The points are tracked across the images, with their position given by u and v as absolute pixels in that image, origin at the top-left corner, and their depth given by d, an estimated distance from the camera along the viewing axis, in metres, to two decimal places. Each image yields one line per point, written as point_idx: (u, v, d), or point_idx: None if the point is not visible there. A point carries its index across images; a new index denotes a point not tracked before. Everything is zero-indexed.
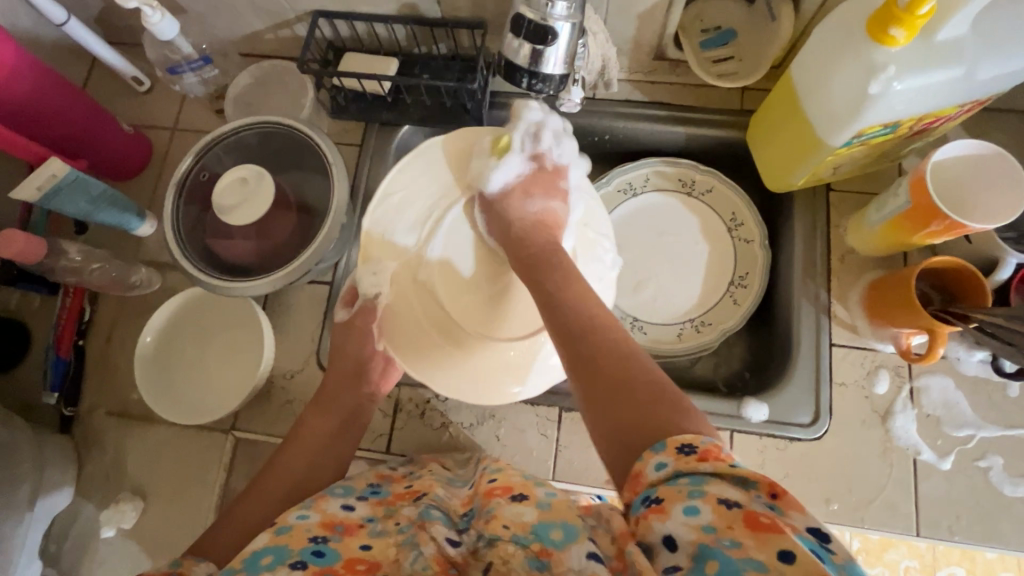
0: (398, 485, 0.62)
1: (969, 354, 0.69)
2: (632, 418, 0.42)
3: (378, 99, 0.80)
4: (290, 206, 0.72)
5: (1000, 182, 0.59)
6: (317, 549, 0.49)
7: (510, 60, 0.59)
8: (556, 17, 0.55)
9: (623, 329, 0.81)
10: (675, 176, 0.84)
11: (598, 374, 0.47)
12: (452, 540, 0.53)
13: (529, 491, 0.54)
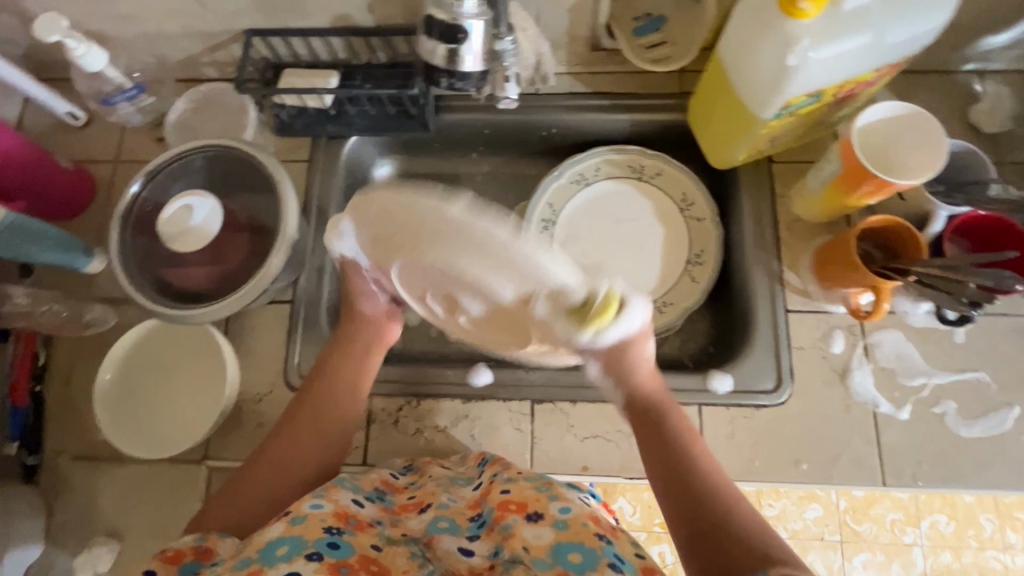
0: (401, 496, 0.65)
1: (915, 306, 0.72)
2: (712, 527, 0.52)
3: (322, 113, 0.81)
4: (242, 227, 0.72)
5: (923, 140, 0.61)
6: (331, 541, 0.53)
7: (428, 61, 0.59)
8: (466, 16, 0.55)
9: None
10: (624, 163, 0.86)
11: (701, 500, 0.55)
12: (465, 550, 0.57)
13: (543, 508, 0.57)
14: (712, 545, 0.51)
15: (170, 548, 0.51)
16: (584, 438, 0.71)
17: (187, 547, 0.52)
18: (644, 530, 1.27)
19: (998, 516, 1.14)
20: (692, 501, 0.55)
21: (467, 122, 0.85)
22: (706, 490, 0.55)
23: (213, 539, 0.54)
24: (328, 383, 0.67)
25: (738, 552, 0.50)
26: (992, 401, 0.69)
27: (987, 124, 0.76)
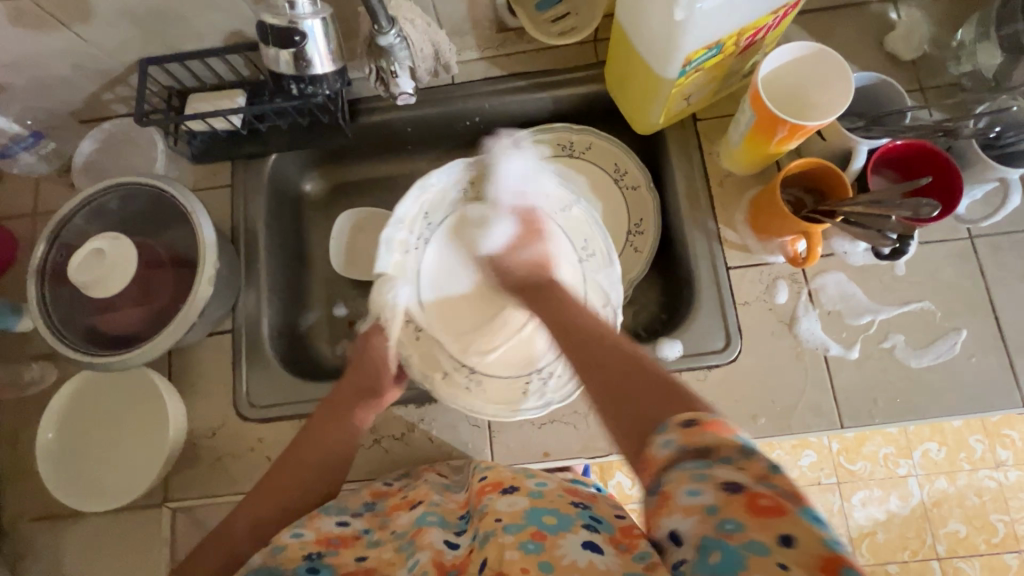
0: (395, 497, 0.64)
1: (854, 245, 0.71)
2: (626, 390, 0.48)
3: (234, 134, 0.79)
4: (164, 262, 0.70)
5: (831, 79, 0.60)
6: (311, 566, 0.55)
7: (275, 68, 0.60)
8: (301, 17, 0.55)
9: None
10: (553, 142, 0.84)
11: (616, 377, 0.50)
12: (450, 542, 0.55)
13: (520, 483, 0.57)
14: (629, 402, 0.46)
15: None
16: (542, 425, 0.71)
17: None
18: None
19: (987, 436, 1.13)
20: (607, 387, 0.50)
21: (388, 123, 0.83)
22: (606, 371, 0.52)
23: None
24: (306, 451, 0.65)
25: (655, 398, 0.45)
26: (938, 329, 0.69)
27: (905, 51, 0.75)
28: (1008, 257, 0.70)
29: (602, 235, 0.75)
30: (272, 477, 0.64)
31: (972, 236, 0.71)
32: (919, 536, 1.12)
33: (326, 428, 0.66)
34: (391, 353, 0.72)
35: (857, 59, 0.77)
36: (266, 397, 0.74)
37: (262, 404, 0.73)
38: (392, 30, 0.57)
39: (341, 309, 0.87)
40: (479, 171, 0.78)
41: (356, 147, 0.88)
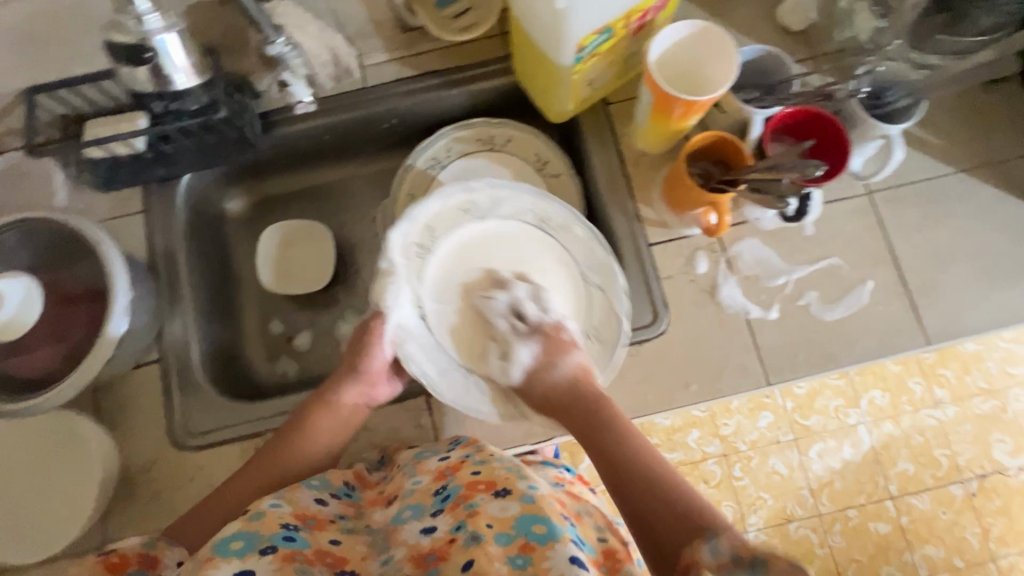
0: (372, 491, 0.66)
1: (764, 212, 0.74)
2: (654, 501, 0.56)
3: (139, 158, 0.74)
4: (76, 296, 0.68)
5: (719, 54, 0.63)
6: (287, 535, 0.53)
7: (133, 83, 0.65)
8: (153, 32, 0.60)
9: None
10: (473, 138, 0.84)
11: (621, 463, 0.60)
12: (427, 529, 0.55)
13: (511, 484, 0.56)
14: (630, 488, 0.58)
15: (111, 554, 0.53)
16: (485, 417, 0.72)
17: (134, 554, 0.54)
18: None
19: None
20: (609, 466, 0.61)
21: (304, 132, 0.82)
22: (622, 453, 0.61)
23: (160, 547, 0.56)
24: (292, 444, 0.66)
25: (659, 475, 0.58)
26: (847, 281, 0.73)
27: (794, 23, 0.79)
28: (904, 207, 0.75)
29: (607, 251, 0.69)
30: (264, 461, 0.65)
31: (870, 191, 0.75)
32: None
33: (315, 428, 0.67)
34: (384, 347, 0.67)
35: (751, 33, 0.80)
36: (203, 424, 0.72)
37: (198, 432, 0.72)
38: None
39: (277, 325, 0.86)
40: (499, 191, 0.71)
41: (274, 160, 0.86)
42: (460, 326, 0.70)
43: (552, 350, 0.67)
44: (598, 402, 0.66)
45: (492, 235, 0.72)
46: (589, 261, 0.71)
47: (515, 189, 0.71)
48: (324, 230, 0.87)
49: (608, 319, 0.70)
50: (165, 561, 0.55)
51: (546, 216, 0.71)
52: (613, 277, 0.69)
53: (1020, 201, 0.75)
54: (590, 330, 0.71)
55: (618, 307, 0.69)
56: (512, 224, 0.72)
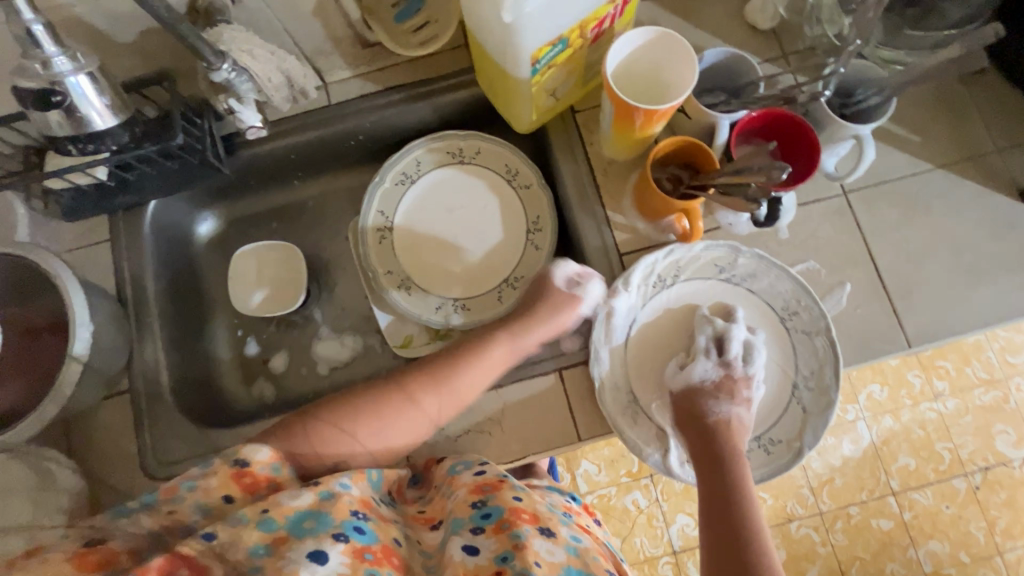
0: (411, 508, 0.64)
1: (737, 216, 0.72)
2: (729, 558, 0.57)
3: (103, 187, 0.74)
4: (38, 330, 0.67)
5: (680, 59, 0.61)
6: (358, 526, 0.49)
7: (47, 130, 0.60)
8: (64, 75, 0.56)
9: (446, 314, 0.80)
10: (441, 151, 0.83)
11: (734, 513, 0.61)
12: (469, 547, 0.52)
13: (555, 530, 0.55)
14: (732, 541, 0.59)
15: (245, 475, 0.54)
16: (458, 436, 0.71)
17: (264, 476, 0.55)
18: (613, 484, 1.24)
19: (925, 370, 1.19)
20: (713, 508, 0.62)
21: (271, 152, 0.81)
22: (734, 504, 0.61)
23: (285, 475, 0.56)
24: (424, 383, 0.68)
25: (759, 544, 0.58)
26: (824, 284, 0.71)
27: (762, 21, 0.77)
28: (880, 207, 0.73)
29: (810, 367, 0.68)
30: (405, 408, 0.66)
31: (845, 192, 0.73)
32: (873, 475, 1.16)
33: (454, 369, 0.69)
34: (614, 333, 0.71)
35: (718, 32, 0.78)
36: (173, 453, 0.71)
37: (168, 461, 0.71)
38: (224, 65, 0.59)
39: (253, 347, 0.86)
40: (761, 265, 0.70)
41: (244, 180, 0.85)
42: (655, 348, 0.72)
43: (722, 390, 0.68)
44: (735, 449, 0.65)
45: (734, 292, 0.72)
46: (779, 345, 0.70)
47: (780, 271, 0.70)
48: (295, 248, 0.86)
49: (791, 438, 0.67)
50: (289, 482, 0.56)
51: (792, 309, 0.70)
52: (828, 412, 0.66)
53: (1000, 196, 0.73)
54: (765, 436, 0.68)
55: (806, 440, 0.66)
56: (731, 288, 0.71)
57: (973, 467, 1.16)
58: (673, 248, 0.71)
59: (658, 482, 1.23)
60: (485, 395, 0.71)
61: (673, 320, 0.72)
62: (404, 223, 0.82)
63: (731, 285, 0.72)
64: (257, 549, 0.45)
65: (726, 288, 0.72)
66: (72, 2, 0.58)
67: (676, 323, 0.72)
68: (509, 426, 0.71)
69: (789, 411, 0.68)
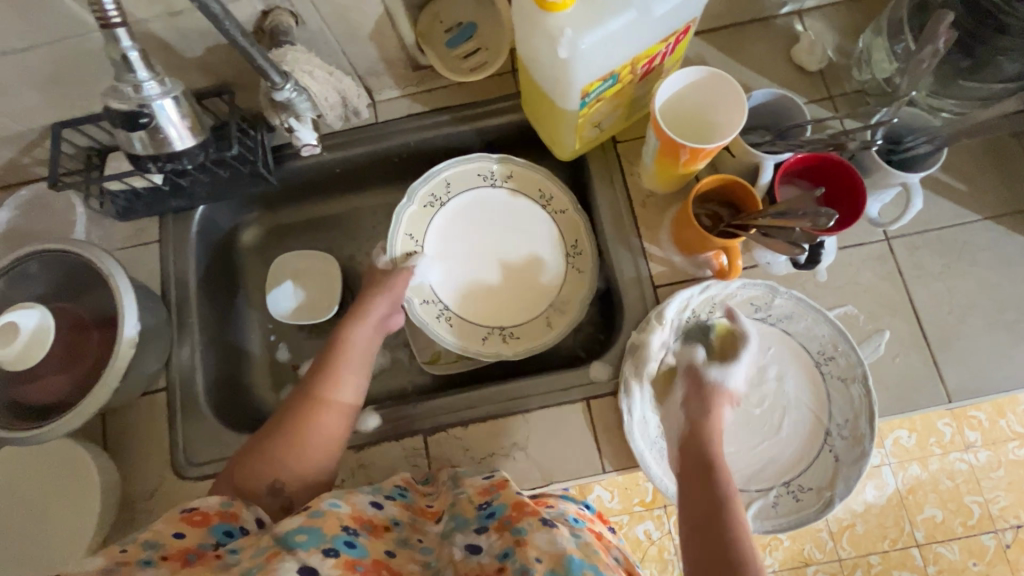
0: (421, 499, 0.64)
1: (776, 257, 0.71)
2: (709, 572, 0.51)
3: (156, 190, 0.77)
4: (87, 324, 0.70)
5: (729, 99, 0.62)
6: (348, 540, 0.51)
7: (130, 150, 0.58)
8: (150, 98, 0.53)
9: (495, 346, 0.78)
10: (472, 173, 0.82)
11: (720, 510, 0.56)
12: (472, 546, 0.54)
13: (557, 521, 0.54)
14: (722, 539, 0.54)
15: (195, 512, 0.53)
16: (481, 459, 0.71)
17: (214, 511, 0.54)
18: (626, 512, 1.22)
19: (955, 419, 1.12)
20: (697, 512, 0.57)
21: (317, 166, 0.83)
22: (719, 504, 0.57)
23: (238, 504, 0.56)
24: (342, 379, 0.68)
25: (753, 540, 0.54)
26: (862, 331, 0.70)
27: (810, 62, 0.77)
28: (924, 255, 0.72)
29: (843, 416, 0.67)
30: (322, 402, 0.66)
31: (888, 237, 0.72)
32: (897, 525, 1.11)
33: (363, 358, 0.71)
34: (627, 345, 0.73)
35: (765, 71, 0.78)
36: (203, 454, 0.72)
37: (197, 460, 0.72)
38: (287, 85, 0.61)
39: (285, 353, 0.87)
40: (798, 306, 0.70)
41: (287, 190, 0.88)
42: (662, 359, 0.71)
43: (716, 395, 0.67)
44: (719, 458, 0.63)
45: (768, 333, 0.71)
46: (815, 391, 0.68)
47: (817, 314, 0.69)
48: (331, 257, 0.88)
49: (820, 489, 0.65)
50: (245, 514, 0.55)
51: (829, 354, 0.69)
52: (860, 464, 0.65)
53: None
54: (794, 484, 0.66)
55: (837, 490, 0.65)
56: (768, 329, 0.71)
57: (1004, 524, 1.10)
58: (710, 287, 0.71)
59: (671, 513, 1.20)
60: (512, 418, 0.72)
61: (705, 354, 0.70)
62: (437, 253, 0.81)
63: (770, 324, 0.71)
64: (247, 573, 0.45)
65: (762, 328, 0.71)
66: (147, 19, 0.61)
67: (707, 355, 0.70)
68: (534, 451, 0.70)
69: (820, 458, 0.66)
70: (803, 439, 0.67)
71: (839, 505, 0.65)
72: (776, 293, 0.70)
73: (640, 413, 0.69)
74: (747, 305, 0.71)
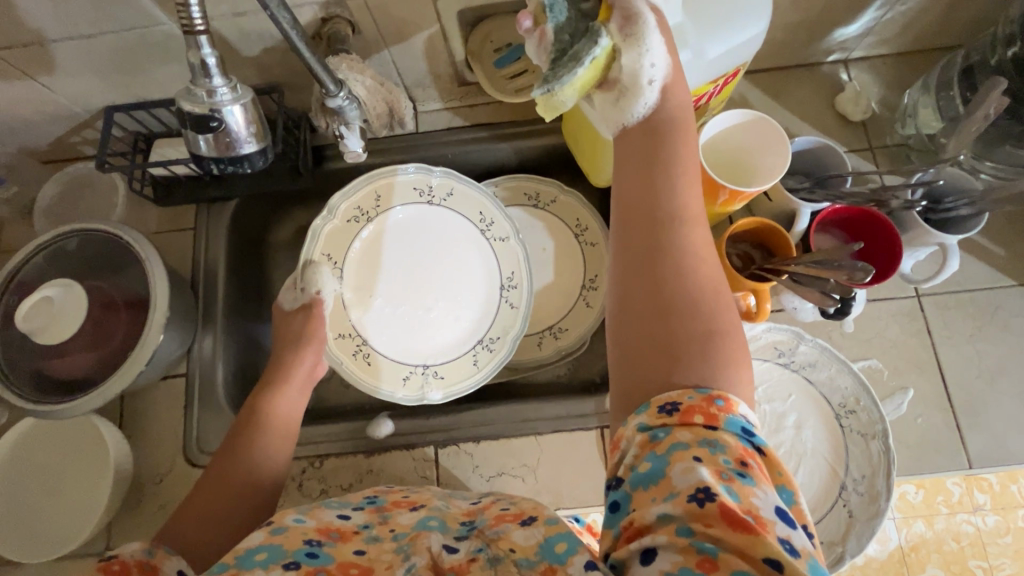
0: (396, 495, 0.58)
1: (803, 303, 0.70)
2: (658, 327, 0.44)
3: (198, 179, 0.79)
4: (118, 304, 0.70)
5: (772, 143, 0.62)
6: (311, 551, 0.46)
7: (195, 151, 0.56)
8: (222, 103, 0.51)
9: (418, 386, 0.75)
10: (410, 188, 0.78)
11: (699, 293, 0.45)
12: (449, 545, 0.47)
13: (539, 512, 0.47)
14: (697, 348, 0.43)
15: (115, 560, 0.45)
16: (490, 477, 0.71)
17: (135, 562, 0.45)
18: None
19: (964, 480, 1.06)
20: (657, 288, 0.45)
21: (353, 172, 0.84)
22: (698, 288, 0.45)
23: (161, 554, 0.47)
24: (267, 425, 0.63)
25: (734, 342, 0.44)
26: (885, 386, 0.70)
27: (854, 112, 0.77)
28: (954, 316, 0.71)
29: (860, 473, 0.66)
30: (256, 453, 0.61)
31: (918, 294, 0.72)
32: None
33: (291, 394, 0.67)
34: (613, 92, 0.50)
35: (806, 117, 0.79)
36: (215, 444, 0.73)
37: (210, 449, 0.73)
38: (340, 93, 0.62)
39: None
40: (822, 355, 0.69)
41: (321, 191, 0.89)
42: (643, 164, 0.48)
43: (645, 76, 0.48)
44: (669, 103, 0.49)
45: (790, 380, 0.70)
46: (833, 443, 0.68)
47: (841, 365, 0.69)
48: None
49: (831, 542, 0.64)
50: (167, 566, 0.47)
51: (850, 407, 0.68)
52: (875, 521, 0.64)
53: None
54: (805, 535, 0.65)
55: (849, 546, 0.64)
56: (790, 375, 0.70)
57: None
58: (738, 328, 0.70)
59: None
60: (523, 439, 0.72)
61: None
62: (354, 277, 0.77)
63: (792, 370, 0.70)
64: None
65: (784, 373, 0.70)
66: (213, 18, 0.63)
67: None
68: (545, 473, 0.70)
69: (835, 511, 0.65)
70: (819, 489, 0.66)
71: (850, 562, 0.64)
72: (802, 342, 0.69)
73: (647, 61, 0.47)
74: (772, 348, 0.70)
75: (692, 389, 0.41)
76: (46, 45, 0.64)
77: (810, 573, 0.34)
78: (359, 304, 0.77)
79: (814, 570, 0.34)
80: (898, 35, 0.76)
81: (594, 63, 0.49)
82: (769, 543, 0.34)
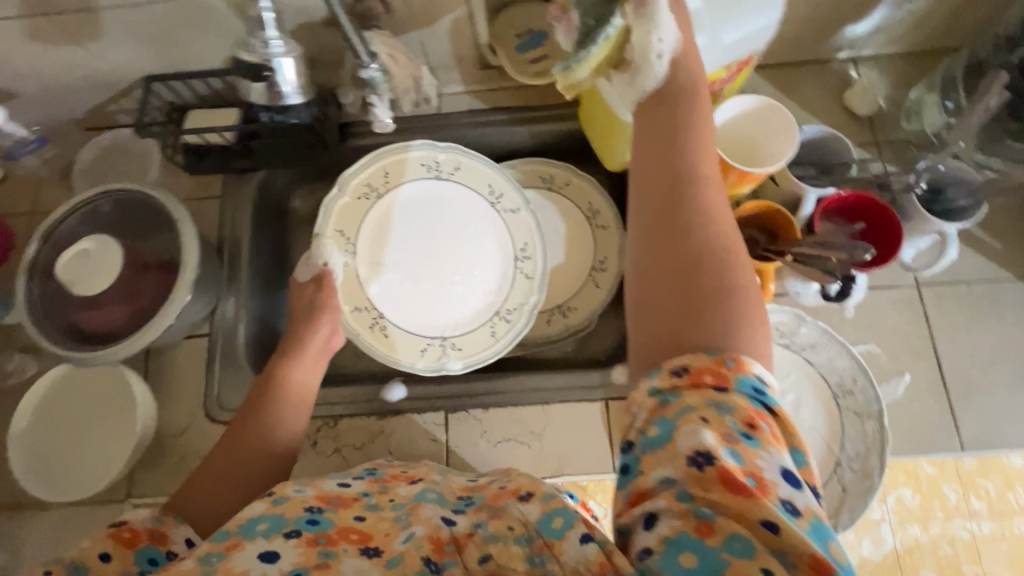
0: (395, 470, 0.61)
1: (805, 287, 0.70)
2: (671, 295, 0.46)
3: (227, 150, 0.81)
4: (149, 265, 0.73)
5: (779, 129, 0.66)
6: (312, 518, 0.48)
7: None
8: None
9: (436, 357, 0.78)
10: (417, 163, 0.81)
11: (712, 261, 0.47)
12: (447, 519, 0.49)
13: (535, 487, 0.48)
14: (712, 308, 0.44)
15: (124, 528, 0.49)
16: (497, 442, 0.74)
17: (144, 529, 0.50)
18: None
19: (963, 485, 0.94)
20: (671, 259, 0.47)
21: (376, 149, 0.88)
22: (711, 257, 0.47)
23: (168, 523, 0.52)
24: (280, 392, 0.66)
25: (750, 307, 0.46)
26: (882, 370, 0.72)
27: (862, 107, 0.80)
28: (951, 305, 0.73)
29: (855, 450, 0.68)
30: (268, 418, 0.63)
31: (917, 283, 0.74)
32: None
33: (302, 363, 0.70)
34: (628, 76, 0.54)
35: (815, 111, 0.82)
36: (234, 401, 0.76)
37: (230, 406, 0.76)
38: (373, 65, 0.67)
39: None
40: (822, 337, 0.71)
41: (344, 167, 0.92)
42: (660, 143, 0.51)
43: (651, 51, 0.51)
44: (676, 82, 0.52)
45: (789, 359, 0.73)
46: (829, 421, 0.70)
47: (840, 347, 0.71)
48: None
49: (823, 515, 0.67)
50: (174, 534, 0.51)
51: (847, 387, 0.70)
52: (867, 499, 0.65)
53: None
54: None
55: (841, 519, 0.66)
56: (789, 355, 0.73)
57: None
58: None
59: None
60: (529, 408, 0.74)
61: None
62: (368, 250, 0.81)
63: (791, 350, 0.73)
64: (207, 557, 0.43)
65: (784, 353, 0.73)
66: None
67: None
68: (550, 442, 0.73)
69: (828, 485, 0.68)
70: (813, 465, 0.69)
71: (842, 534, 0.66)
72: (802, 325, 0.72)
73: (656, 36, 0.51)
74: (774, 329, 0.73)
75: (702, 350, 0.43)
76: (95, 13, 0.67)
77: (810, 529, 0.35)
78: (375, 277, 0.80)
79: (816, 528, 0.36)
80: (908, 34, 0.79)
81: (608, 42, 0.54)
82: (766, 505, 0.35)
